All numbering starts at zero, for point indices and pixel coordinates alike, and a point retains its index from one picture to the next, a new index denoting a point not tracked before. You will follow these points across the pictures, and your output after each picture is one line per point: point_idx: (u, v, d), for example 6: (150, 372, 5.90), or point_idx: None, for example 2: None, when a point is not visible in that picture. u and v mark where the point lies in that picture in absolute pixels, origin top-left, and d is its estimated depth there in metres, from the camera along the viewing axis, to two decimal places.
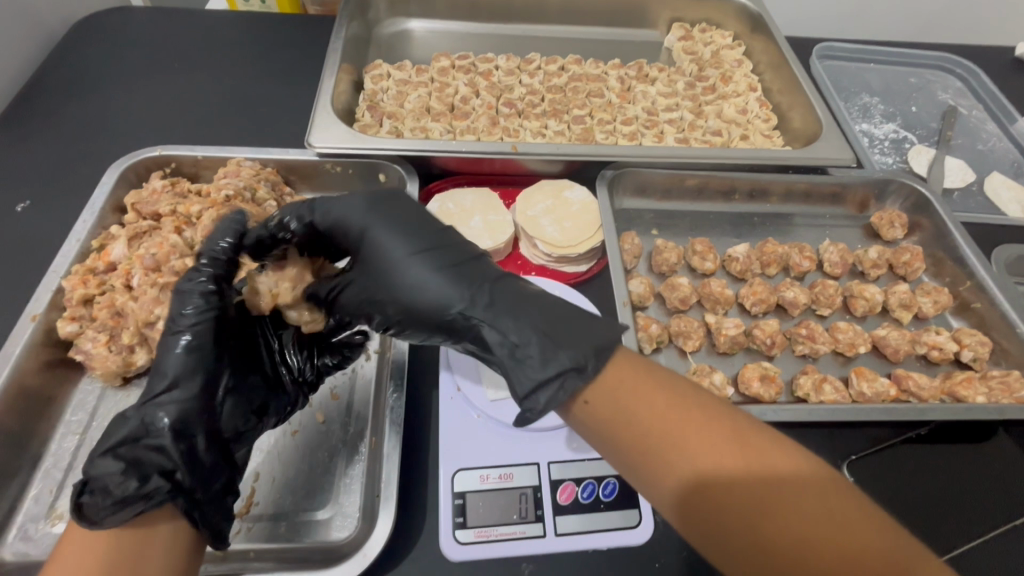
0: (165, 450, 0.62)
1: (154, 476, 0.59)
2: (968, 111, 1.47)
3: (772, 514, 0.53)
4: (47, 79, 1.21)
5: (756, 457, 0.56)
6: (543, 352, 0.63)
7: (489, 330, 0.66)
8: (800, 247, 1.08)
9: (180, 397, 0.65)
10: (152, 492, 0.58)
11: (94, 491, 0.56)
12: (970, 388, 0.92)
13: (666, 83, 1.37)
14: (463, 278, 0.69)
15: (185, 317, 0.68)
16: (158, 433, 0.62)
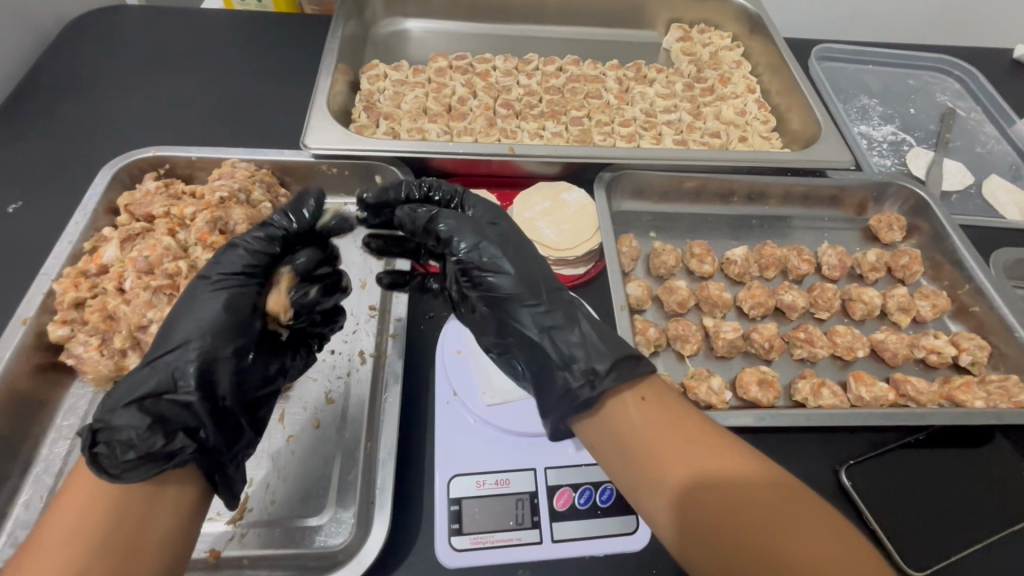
0: (191, 407, 0.60)
1: (179, 434, 0.58)
2: (966, 113, 1.46)
3: (757, 526, 0.56)
4: (40, 79, 1.20)
5: (746, 473, 0.59)
6: (597, 353, 0.68)
7: (536, 339, 0.70)
8: (798, 250, 1.08)
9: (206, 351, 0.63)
10: (178, 451, 0.57)
11: (116, 443, 0.55)
12: (969, 393, 0.91)
13: (664, 84, 1.37)
14: (530, 290, 0.72)
15: (226, 276, 0.69)
16: (185, 387, 0.61)
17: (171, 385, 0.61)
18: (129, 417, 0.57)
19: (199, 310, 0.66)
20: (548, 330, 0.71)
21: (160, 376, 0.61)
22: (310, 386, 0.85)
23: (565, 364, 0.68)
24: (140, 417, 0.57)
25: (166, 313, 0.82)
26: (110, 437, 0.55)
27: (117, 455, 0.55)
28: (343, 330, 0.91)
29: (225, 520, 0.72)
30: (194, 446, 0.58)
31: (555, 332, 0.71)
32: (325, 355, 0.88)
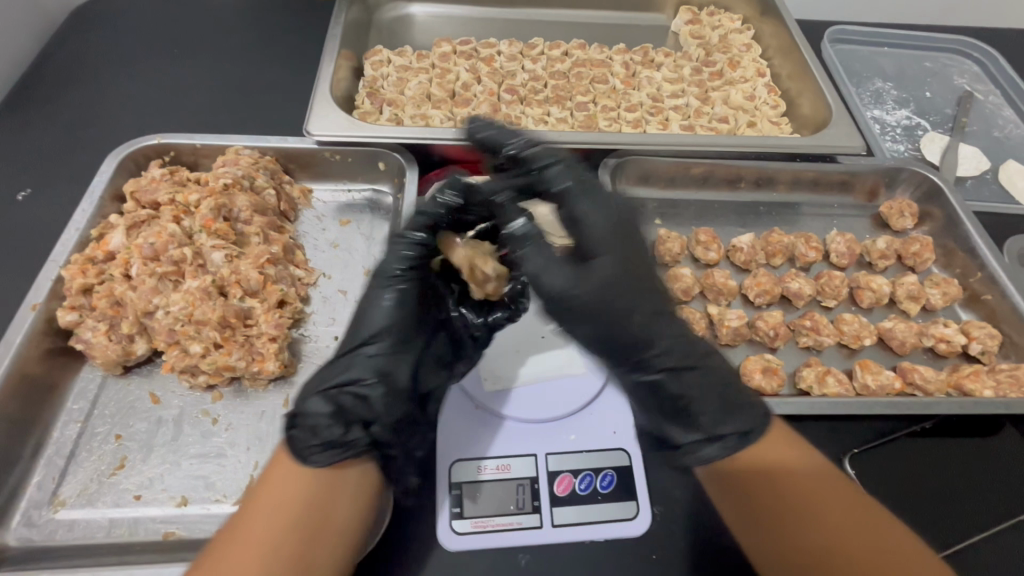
0: (366, 403, 0.71)
1: (355, 427, 0.70)
2: (984, 96, 1.43)
3: (839, 557, 0.66)
4: (46, 67, 1.20)
5: (851, 516, 0.68)
6: (747, 398, 0.71)
7: (711, 368, 0.71)
8: (806, 237, 1.06)
9: (383, 348, 0.74)
10: (354, 442, 0.69)
11: (305, 428, 0.68)
12: (978, 381, 0.90)
13: (672, 69, 1.34)
14: (638, 335, 0.68)
15: (395, 269, 0.75)
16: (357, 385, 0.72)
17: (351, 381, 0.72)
18: (334, 435, 0.68)
19: (370, 312, 0.75)
20: (674, 380, 0.69)
21: (354, 369, 0.72)
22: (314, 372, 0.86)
23: (684, 411, 0.70)
24: (325, 406, 0.69)
25: (170, 299, 0.82)
26: (337, 441, 0.68)
27: (309, 438, 0.68)
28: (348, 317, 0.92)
29: (231, 500, 0.73)
30: (361, 441, 0.70)
31: (684, 373, 0.70)
32: (329, 343, 0.89)
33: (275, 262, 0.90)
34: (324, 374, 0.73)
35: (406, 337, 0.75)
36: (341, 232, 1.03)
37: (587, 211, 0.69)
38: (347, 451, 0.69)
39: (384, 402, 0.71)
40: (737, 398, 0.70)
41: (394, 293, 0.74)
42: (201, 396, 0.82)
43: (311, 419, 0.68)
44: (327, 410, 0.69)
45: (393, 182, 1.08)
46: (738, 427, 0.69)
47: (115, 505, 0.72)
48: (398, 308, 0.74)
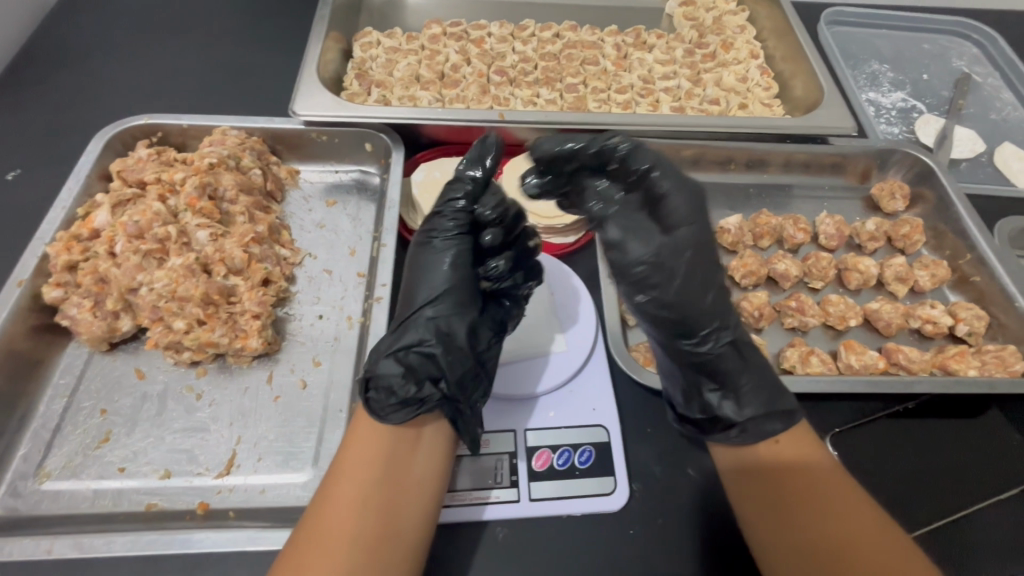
0: (433, 360, 0.68)
1: (427, 383, 0.66)
2: (983, 78, 1.40)
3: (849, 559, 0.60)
4: (36, 49, 1.20)
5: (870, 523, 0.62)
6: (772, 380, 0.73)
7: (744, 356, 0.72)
8: (794, 219, 1.06)
9: (444, 309, 0.72)
10: (427, 398, 0.65)
11: (382, 389, 0.65)
12: (963, 362, 0.89)
13: (664, 50, 1.33)
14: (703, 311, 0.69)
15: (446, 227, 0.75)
16: (424, 342, 0.69)
17: (417, 341, 0.69)
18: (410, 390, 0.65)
19: (426, 281, 0.73)
20: (729, 360, 0.71)
21: (414, 332, 0.70)
22: (297, 350, 0.86)
23: (729, 392, 0.71)
24: (396, 366, 0.66)
25: (155, 276, 0.83)
26: (412, 394, 0.65)
27: (378, 397, 0.65)
28: (333, 296, 0.92)
29: (213, 474, 0.74)
30: (436, 396, 0.66)
31: (741, 353, 0.72)
32: (314, 321, 0.90)
33: (260, 240, 0.90)
34: (387, 341, 0.70)
35: (465, 300, 0.73)
36: (328, 212, 1.03)
37: (671, 189, 0.64)
38: (422, 405, 0.65)
39: (452, 361, 0.68)
40: (776, 383, 0.72)
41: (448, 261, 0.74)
42: (186, 372, 0.83)
43: (379, 380, 0.65)
44: (397, 361, 0.66)
45: (380, 163, 1.08)
46: (779, 408, 0.70)
47: (100, 476, 0.73)
48: (457, 270, 0.74)
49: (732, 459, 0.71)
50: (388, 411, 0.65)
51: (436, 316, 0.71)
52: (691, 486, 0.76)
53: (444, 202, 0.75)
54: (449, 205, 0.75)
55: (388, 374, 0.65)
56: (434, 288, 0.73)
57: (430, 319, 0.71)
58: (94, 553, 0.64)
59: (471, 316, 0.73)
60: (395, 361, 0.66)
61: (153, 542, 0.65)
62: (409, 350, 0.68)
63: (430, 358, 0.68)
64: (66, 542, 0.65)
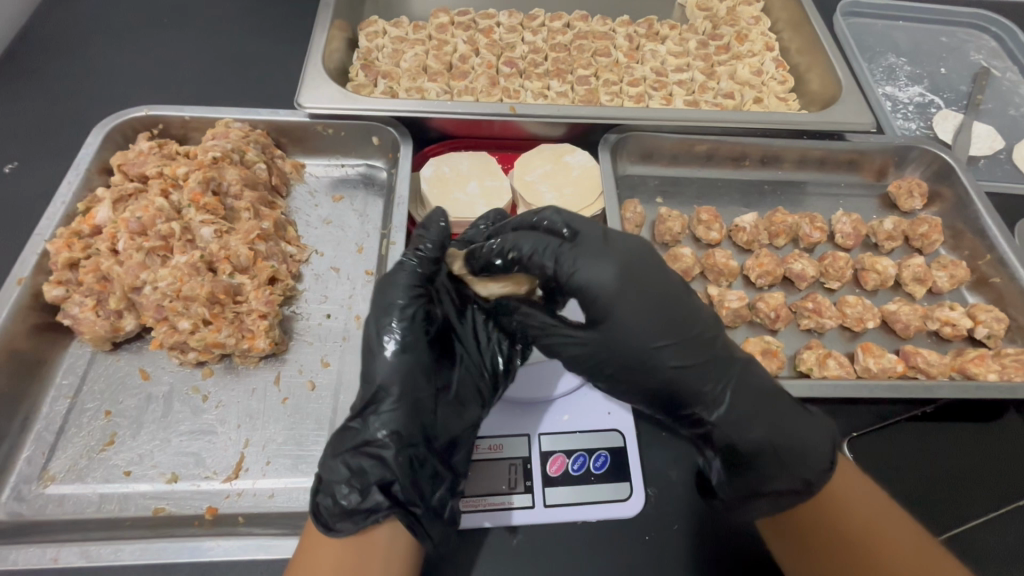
0: (382, 459, 0.64)
1: (373, 491, 0.63)
2: (1001, 73, 1.37)
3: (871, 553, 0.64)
4: (31, 35, 1.17)
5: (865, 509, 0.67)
6: (791, 451, 0.65)
7: (747, 429, 0.65)
8: (810, 217, 1.04)
9: (393, 400, 0.66)
10: (376, 506, 0.63)
11: (326, 496, 0.63)
12: (982, 365, 0.88)
13: (676, 42, 1.29)
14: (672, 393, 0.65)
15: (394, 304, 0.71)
16: (372, 444, 0.65)
17: (363, 440, 0.65)
18: (350, 502, 0.62)
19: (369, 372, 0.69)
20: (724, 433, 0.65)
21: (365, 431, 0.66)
22: (305, 349, 0.85)
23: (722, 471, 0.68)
24: (342, 471, 0.64)
25: (158, 274, 0.80)
26: (353, 508, 0.62)
27: (325, 503, 0.63)
28: (340, 295, 0.90)
29: (221, 478, 0.73)
30: (386, 503, 0.63)
31: (737, 432, 0.65)
32: (322, 321, 0.88)
33: (266, 238, 0.88)
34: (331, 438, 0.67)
35: (418, 387, 0.68)
36: (334, 208, 1.00)
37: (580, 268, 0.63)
38: (371, 517, 0.62)
39: (401, 461, 0.65)
40: (787, 458, 0.65)
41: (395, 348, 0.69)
42: (192, 372, 0.81)
43: (328, 485, 0.63)
44: (343, 466, 0.64)
45: (388, 157, 1.05)
46: (789, 488, 0.65)
47: (105, 480, 0.72)
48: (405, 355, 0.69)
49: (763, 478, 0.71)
50: (336, 521, 0.62)
51: (388, 407, 0.67)
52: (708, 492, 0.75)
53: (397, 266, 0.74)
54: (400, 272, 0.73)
55: (333, 484, 0.63)
56: (376, 378, 0.68)
57: (378, 413, 0.66)
58: (102, 561, 0.63)
59: (426, 404, 0.68)
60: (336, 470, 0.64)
61: (162, 550, 0.64)
62: (354, 452, 0.65)
63: (378, 459, 0.64)
64: (73, 550, 0.63)
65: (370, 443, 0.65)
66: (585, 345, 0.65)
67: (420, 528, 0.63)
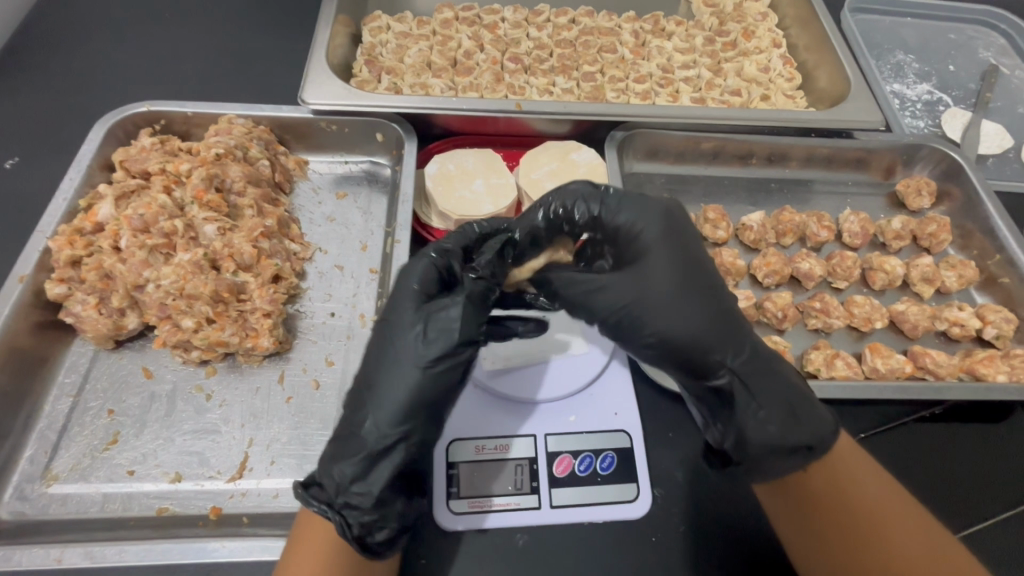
0: (424, 477, 0.65)
1: (388, 498, 0.61)
2: (1010, 70, 1.36)
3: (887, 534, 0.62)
4: (31, 30, 1.16)
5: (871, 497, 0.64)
6: (802, 413, 0.65)
7: (764, 384, 0.65)
8: (818, 216, 1.03)
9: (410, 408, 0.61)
10: (389, 513, 0.61)
11: (338, 499, 0.60)
12: (991, 366, 0.87)
13: (683, 38, 1.28)
14: (703, 350, 0.64)
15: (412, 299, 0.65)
16: (384, 453, 0.61)
17: (406, 463, 0.62)
18: (364, 508, 0.60)
19: (398, 391, 0.61)
20: (740, 386, 0.65)
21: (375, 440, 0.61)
22: (310, 348, 0.84)
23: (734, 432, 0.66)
24: (395, 500, 0.62)
25: (161, 272, 0.80)
26: (365, 515, 0.60)
27: (376, 536, 0.60)
28: (344, 293, 0.90)
29: (226, 477, 0.72)
30: (399, 508, 0.62)
31: (751, 385, 0.65)
32: (326, 319, 0.87)
33: (269, 235, 0.87)
34: (360, 468, 0.60)
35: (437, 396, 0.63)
36: (338, 205, 1.00)
37: (627, 217, 0.68)
38: (384, 523, 0.61)
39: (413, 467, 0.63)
40: (799, 414, 0.65)
41: (431, 361, 0.61)
42: (195, 371, 0.80)
43: (375, 517, 0.60)
44: (353, 472, 0.60)
45: (392, 154, 1.04)
46: (802, 442, 0.64)
47: (108, 479, 0.71)
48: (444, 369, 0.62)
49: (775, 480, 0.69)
50: (383, 545, 0.61)
51: (431, 429, 0.63)
52: (715, 493, 0.74)
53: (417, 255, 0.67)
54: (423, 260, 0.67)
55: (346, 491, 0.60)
56: (410, 399, 0.61)
57: (419, 435, 0.62)
58: (106, 562, 0.63)
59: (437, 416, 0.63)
60: (348, 474, 0.60)
61: (166, 550, 0.63)
62: (365, 461, 0.60)
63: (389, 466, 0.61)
64: (77, 551, 0.63)
65: (382, 452, 0.61)
66: (616, 289, 0.65)
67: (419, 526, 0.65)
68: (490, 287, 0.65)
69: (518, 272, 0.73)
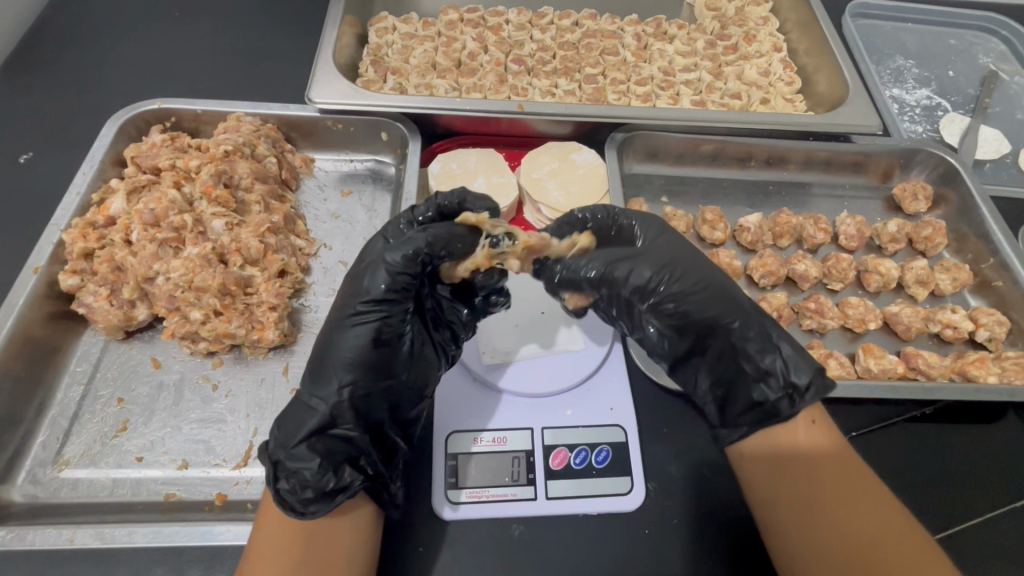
0: (351, 439, 0.65)
1: (306, 459, 0.62)
2: (1010, 76, 1.37)
3: (851, 523, 0.65)
4: (45, 28, 1.18)
5: (841, 482, 0.67)
6: (796, 361, 0.72)
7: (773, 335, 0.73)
8: (815, 218, 1.04)
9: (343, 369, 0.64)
10: (303, 476, 0.61)
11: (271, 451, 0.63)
12: (982, 368, 0.89)
13: (685, 41, 1.30)
14: (731, 301, 0.73)
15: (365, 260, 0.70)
16: (314, 410, 0.64)
17: (329, 422, 0.63)
18: (284, 467, 0.62)
19: (326, 348, 0.65)
20: (760, 338, 0.73)
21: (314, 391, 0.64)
22: (315, 341, 0.86)
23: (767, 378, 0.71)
24: (311, 458, 0.62)
25: (170, 265, 0.82)
26: (285, 472, 0.62)
27: (298, 494, 0.61)
28: None
29: (231, 465, 0.75)
30: (313, 473, 0.61)
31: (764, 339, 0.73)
32: (330, 313, 0.89)
33: (276, 230, 0.89)
34: (292, 423, 0.64)
35: (366, 361, 0.65)
36: (342, 202, 1.02)
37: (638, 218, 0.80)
38: (299, 487, 0.61)
39: (339, 431, 0.64)
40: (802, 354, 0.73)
41: (357, 322, 0.65)
42: (202, 362, 0.82)
43: (293, 473, 0.61)
44: (291, 423, 0.64)
45: (396, 153, 1.07)
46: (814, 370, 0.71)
47: (118, 466, 0.74)
48: (367, 330, 0.65)
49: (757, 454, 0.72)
50: (309, 506, 0.61)
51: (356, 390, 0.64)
52: (708, 488, 0.76)
53: (390, 223, 0.76)
54: (391, 228, 0.75)
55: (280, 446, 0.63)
56: (334, 357, 0.65)
57: (340, 392, 0.64)
58: (115, 544, 0.65)
59: (366, 385, 0.65)
60: (287, 424, 0.64)
61: (174, 533, 0.66)
62: (303, 412, 0.64)
63: (314, 424, 0.63)
64: (89, 532, 0.65)
65: (314, 408, 0.64)
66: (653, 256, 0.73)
67: (344, 498, 0.63)
68: (421, 240, 0.65)
69: (470, 264, 0.71)
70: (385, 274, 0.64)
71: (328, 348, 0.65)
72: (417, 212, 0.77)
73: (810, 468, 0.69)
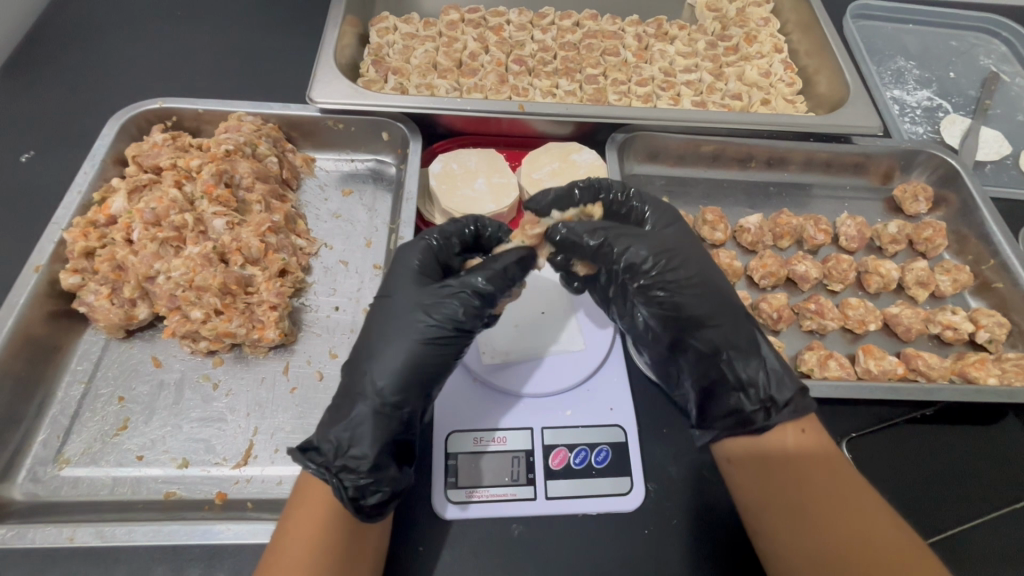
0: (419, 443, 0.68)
1: (383, 464, 0.64)
2: (1011, 78, 1.37)
3: (845, 528, 0.64)
4: (46, 28, 1.18)
5: (832, 486, 0.67)
6: (781, 379, 0.72)
7: (760, 349, 0.74)
8: (815, 219, 1.05)
9: (418, 378, 0.67)
10: (382, 480, 0.63)
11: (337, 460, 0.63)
12: (982, 370, 0.89)
13: (685, 42, 1.30)
14: (720, 306, 0.74)
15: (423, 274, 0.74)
16: (393, 416, 0.66)
17: (405, 427, 0.66)
18: (357, 472, 0.63)
19: (390, 355, 0.67)
20: (744, 347, 0.73)
21: (390, 400, 0.66)
22: (315, 340, 0.86)
23: (744, 387, 0.72)
24: (389, 462, 0.64)
25: (171, 264, 0.82)
26: (356, 479, 0.62)
27: (368, 499, 0.62)
28: (349, 288, 0.92)
29: (231, 464, 0.75)
30: (390, 475, 0.64)
31: (749, 352, 0.73)
32: (330, 313, 0.89)
33: (276, 230, 0.89)
34: (361, 432, 0.64)
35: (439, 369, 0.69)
36: (343, 202, 1.02)
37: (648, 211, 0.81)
38: (373, 491, 0.63)
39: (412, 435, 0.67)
40: (784, 372, 0.73)
41: (431, 338, 0.68)
42: (202, 361, 0.83)
43: (368, 480, 0.62)
44: (361, 434, 0.64)
45: (397, 153, 1.07)
46: (796, 388, 0.73)
47: (118, 464, 0.74)
48: (436, 346, 0.68)
49: (751, 459, 0.72)
50: (376, 509, 0.63)
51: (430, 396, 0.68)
52: (707, 488, 0.76)
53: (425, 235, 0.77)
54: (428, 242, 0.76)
55: (348, 454, 0.63)
56: (402, 366, 0.67)
57: (419, 401, 0.67)
58: (116, 542, 0.65)
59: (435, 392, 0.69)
60: (360, 435, 0.64)
61: (174, 532, 0.66)
62: (375, 421, 0.65)
63: (394, 428, 0.65)
64: (88, 530, 0.65)
65: (394, 416, 0.66)
66: (653, 243, 0.75)
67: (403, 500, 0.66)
68: (506, 264, 0.71)
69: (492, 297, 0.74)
70: (467, 292, 0.69)
71: (396, 361, 0.67)
72: (444, 225, 0.78)
73: (801, 472, 0.69)
